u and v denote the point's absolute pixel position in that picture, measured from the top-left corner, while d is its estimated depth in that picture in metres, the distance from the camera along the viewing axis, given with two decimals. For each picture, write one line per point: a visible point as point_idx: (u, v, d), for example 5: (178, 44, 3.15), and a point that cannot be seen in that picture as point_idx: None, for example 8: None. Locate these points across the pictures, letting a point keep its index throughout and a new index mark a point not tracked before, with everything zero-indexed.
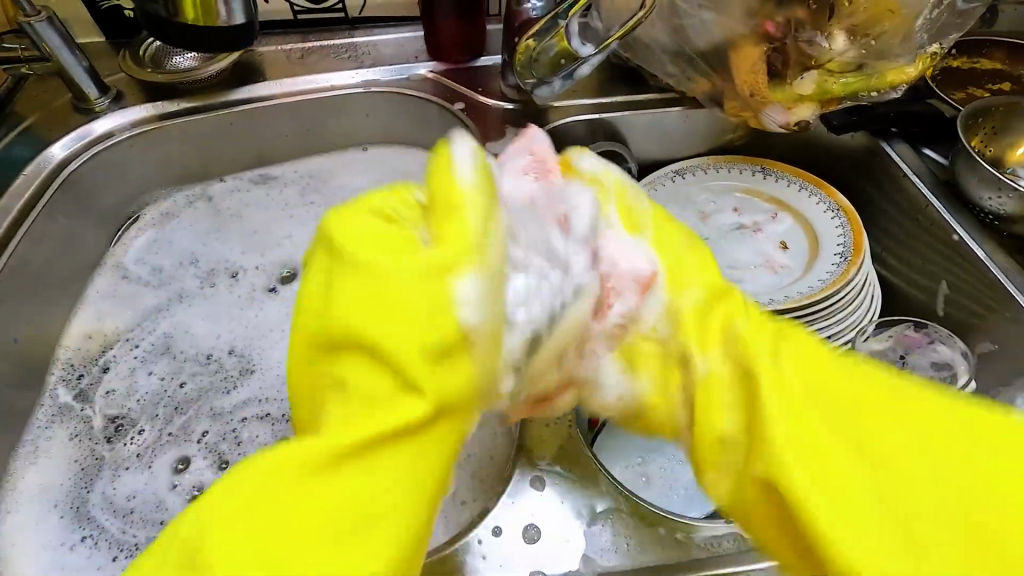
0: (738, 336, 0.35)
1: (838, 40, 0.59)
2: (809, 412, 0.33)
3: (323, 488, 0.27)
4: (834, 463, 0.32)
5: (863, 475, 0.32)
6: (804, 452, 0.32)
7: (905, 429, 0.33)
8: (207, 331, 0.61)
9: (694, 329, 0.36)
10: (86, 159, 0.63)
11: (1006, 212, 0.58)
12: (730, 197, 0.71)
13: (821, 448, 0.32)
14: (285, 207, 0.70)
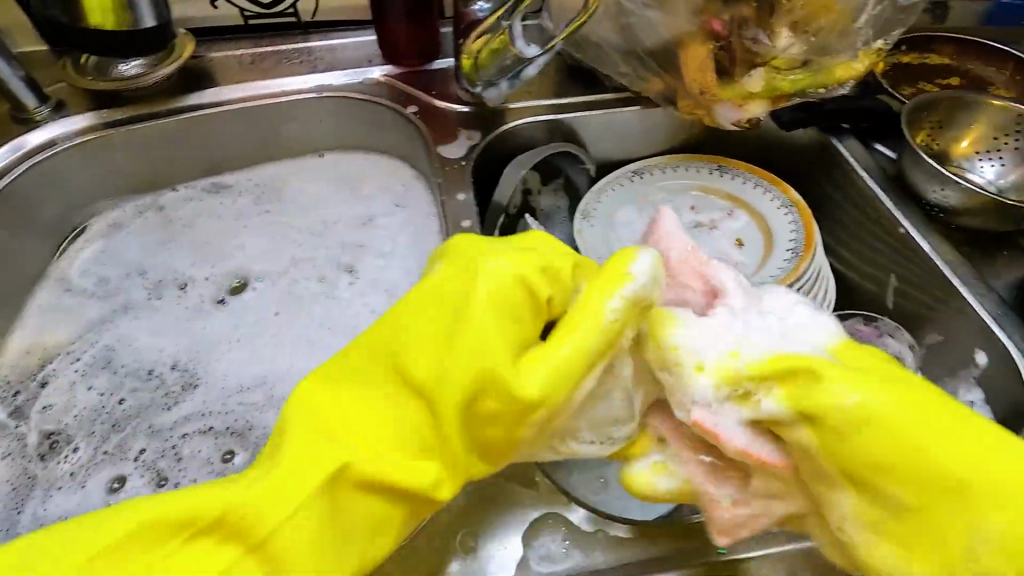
0: (837, 389, 0.33)
1: (781, 37, 0.59)
2: (869, 427, 0.33)
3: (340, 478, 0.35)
4: (886, 448, 0.32)
5: (921, 453, 0.32)
6: (885, 443, 0.32)
7: (958, 424, 0.33)
8: (153, 342, 0.60)
9: (836, 420, 0.33)
10: (24, 169, 0.61)
11: (949, 204, 0.59)
12: (688, 196, 0.71)
13: (868, 453, 0.33)
14: (237, 215, 0.69)
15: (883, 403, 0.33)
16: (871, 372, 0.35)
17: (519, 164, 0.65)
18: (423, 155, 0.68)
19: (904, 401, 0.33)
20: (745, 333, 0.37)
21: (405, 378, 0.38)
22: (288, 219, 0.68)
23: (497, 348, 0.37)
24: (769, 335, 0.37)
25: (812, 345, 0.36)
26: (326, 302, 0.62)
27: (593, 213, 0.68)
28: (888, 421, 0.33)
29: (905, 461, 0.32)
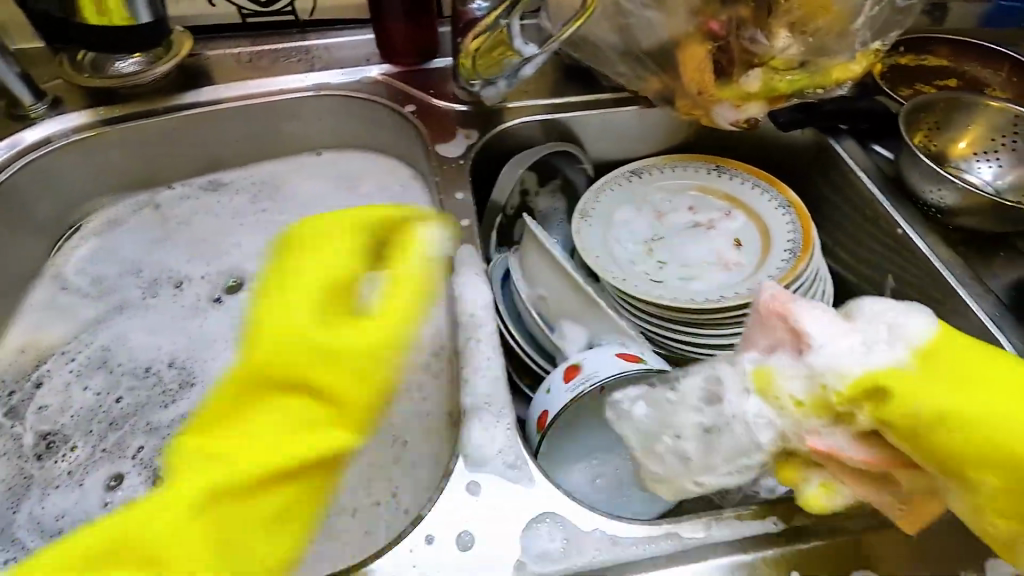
0: (931, 399, 0.33)
1: (779, 38, 0.60)
2: (965, 426, 0.33)
3: (191, 481, 0.42)
4: (986, 443, 0.33)
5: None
6: (981, 437, 0.33)
7: None
8: (149, 341, 0.59)
9: (931, 421, 0.33)
10: (19, 167, 0.60)
11: (947, 204, 0.59)
12: (685, 196, 0.71)
13: (969, 451, 0.33)
14: (235, 213, 0.69)
15: (975, 408, 0.33)
16: (958, 371, 0.34)
17: (518, 163, 0.65)
18: (421, 154, 0.68)
19: (984, 394, 0.34)
20: (846, 356, 0.35)
21: (269, 381, 0.45)
22: (285, 217, 0.68)
23: (335, 361, 0.45)
24: (859, 352, 0.35)
25: (890, 355, 0.35)
26: None
27: (591, 213, 0.68)
28: (980, 423, 0.33)
29: (1016, 463, 0.32)
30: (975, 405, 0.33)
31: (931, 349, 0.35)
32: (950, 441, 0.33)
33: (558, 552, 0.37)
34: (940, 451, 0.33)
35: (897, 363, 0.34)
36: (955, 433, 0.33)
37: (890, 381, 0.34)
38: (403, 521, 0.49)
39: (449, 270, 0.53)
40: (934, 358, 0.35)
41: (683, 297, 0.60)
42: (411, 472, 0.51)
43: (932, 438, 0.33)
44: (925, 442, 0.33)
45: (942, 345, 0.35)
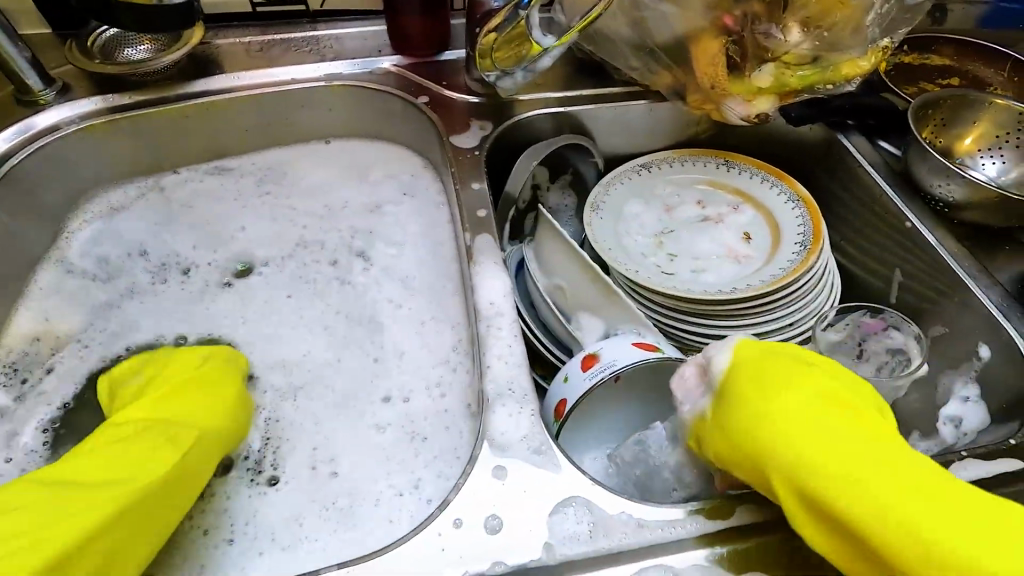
0: (725, 421, 0.40)
1: (792, 33, 0.60)
2: (753, 450, 0.38)
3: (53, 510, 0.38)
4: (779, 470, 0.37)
5: (812, 476, 0.35)
6: (772, 467, 0.37)
7: (856, 442, 0.36)
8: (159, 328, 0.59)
9: (731, 442, 0.39)
10: (29, 152, 0.60)
11: (954, 199, 0.60)
12: (694, 191, 0.72)
13: (762, 478, 0.38)
14: (246, 201, 0.68)
15: (776, 442, 0.37)
16: (747, 400, 0.39)
17: (533, 155, 0.65)
18: (434, 146, 0.68)
19: (786, 426, 0.37)
20: (690, 401, 0.43)
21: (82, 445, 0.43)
22: (295, 206, 0.68)
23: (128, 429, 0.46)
24: (697, 396, 0.43)
25: (704, 394, 0.42)
26: (338, 286, 0.62)
27: (602, 205, 0.68)
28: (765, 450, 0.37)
29: (793, 493, 0.36)
30: (771, 433, 0.37)
31: (747, 379, 0.40)
32: (747, 467, 0.38)
33: (584, 535, 0.38)
34: (745, 472, 0.39)
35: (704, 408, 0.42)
36: (746, 458, 0.38)
37: (709, 416, 0.41)
38: (428, 511, 0.47)
39: (467, 259, 0.53)
40: (745, 386, 0.40)
41: (695, 289, 0.61)
42: (434, 463, 0.50)
43: (732, 461, 0.39)
44: (731, 463, 0.39)
45: (743, 376, 0.40)
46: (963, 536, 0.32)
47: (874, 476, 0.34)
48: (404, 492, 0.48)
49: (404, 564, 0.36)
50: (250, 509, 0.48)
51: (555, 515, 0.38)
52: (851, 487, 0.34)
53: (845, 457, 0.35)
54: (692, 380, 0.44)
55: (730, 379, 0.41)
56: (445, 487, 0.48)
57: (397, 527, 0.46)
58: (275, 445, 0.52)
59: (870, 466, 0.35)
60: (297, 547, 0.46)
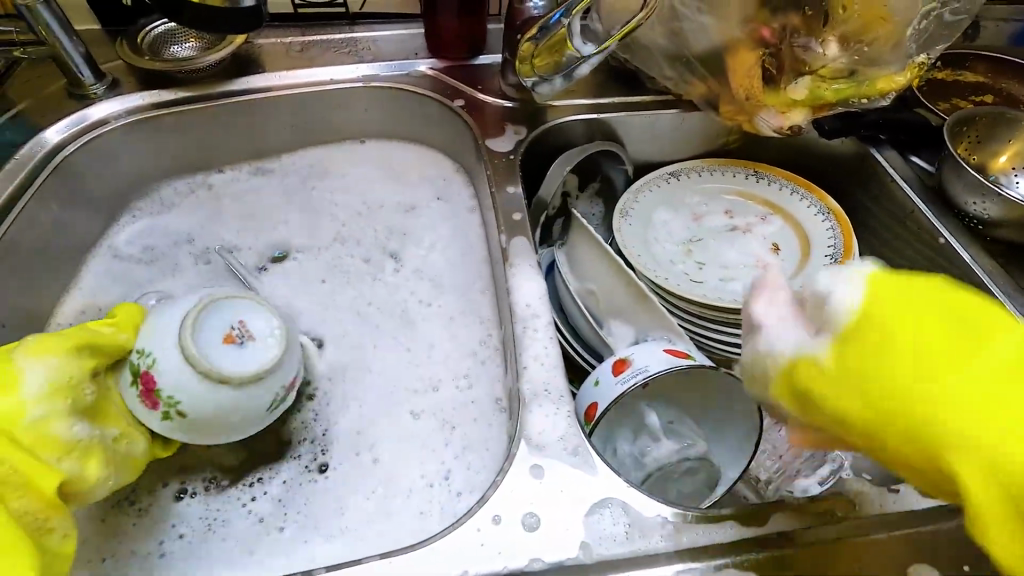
0: (856, 371, 0.33)
1: (830, 47, 0.61)
2: (899, 400, 0.32)
3: None
4: (945, 426, 0.30)
5: (978, 433, 0.30)
6: (923, 421, 0.31)
7: (1021, 382, 0.30)
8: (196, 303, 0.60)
9: (859, 388, 0.33)
10: (81, 144, 0.62)
11: (989, 216, 0.61)
12: (722, 200, 0.72)
13: (911, 432, 0.31)
14: (284, 196, 0.70)
15: (924, 390, 0.31)
16: (877, 349, 0.32)
17: (565, 161, 0.66)
18: (469, 148, 0.69)
19: (933, 369, 0.31)
20: (790, 331, 0.36)
21: None
22: (331, 202, 0.69)
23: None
24: (802, 331, 0.36)
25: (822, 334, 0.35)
26: (371, 282, 0.63)
27: (630, 212, 0.69)
28: (915, 399, 0.31)
29: (962, 463, 0.30)
30: (918, 382, 0.31)
31: (876, 305, 0.33)
32: (883, 419, 0.32)
33: (621, 536, 0.38)
34: (880, 427, 0.33)
35: (812, 346, 0.35)
36: (888, 412, 0.32)
37: (822, 354, 0.34)
38: (460, 503, 0.48)
39: (504, 261, 0.54)
40: (877, 315, 0.33)
41: (725, 298, 0.61)
42: (465, 455, 0.51)
43: (862, 413, 0.33)
44: (862, 414, 0.33)
45: (865, 322, 0.33)
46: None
47: None
48: (435, 483, 0.49)
49: (440, 559, 0.37)
50: (298, 498, 0.50)
51: (590, 516, 0.39)
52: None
53: (963, 408, 0.30)
54: (782, 303, 0.38)
55: (856, 307, 0.34)
56: (477, 481, 0.49)
57: (429, 520, 0.47)
58: (306, 433, 0.53)
59: None
60: (339, 537, 0.47)
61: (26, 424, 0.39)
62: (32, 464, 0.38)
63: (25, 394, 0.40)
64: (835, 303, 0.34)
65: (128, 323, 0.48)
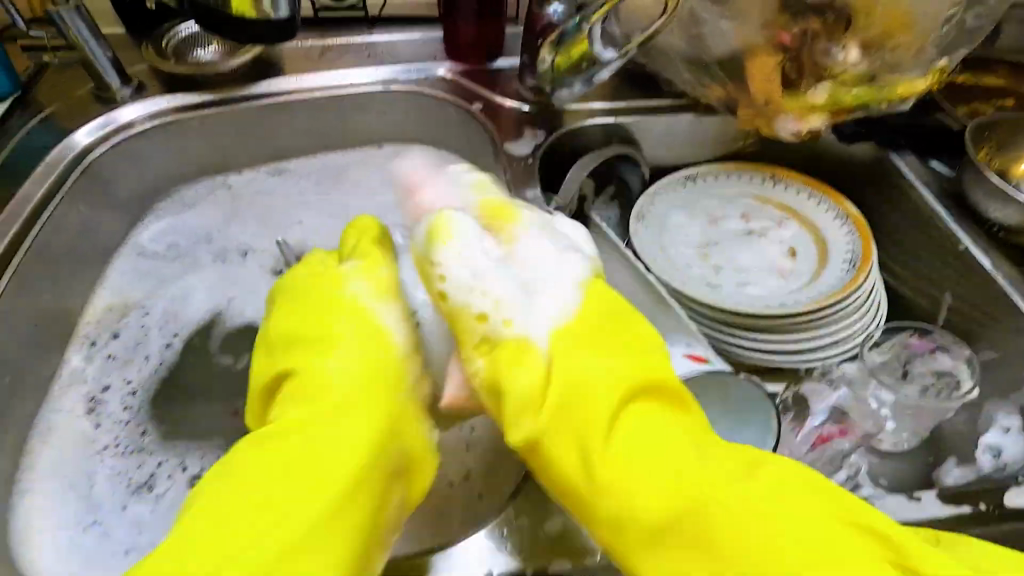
0: (599, 436, 0.36)
1: (852, 53, 0.60)
2: (633, 482, 0.34)
3: (255, 474, 0.36)
4: (652, 497, 0.34)
5: (687, 527, 0.33)
6: (660, 515, 0.33)
7: (745, 499, 0.33)
8: (219, 307, 0.63)
9: (571, 424, 0.37)
10: (108, 146, 0.63)
11: (1010, 223, 0.60)
12: (740, 204, 0.72)
13: (670, 507, 0.33)
14: (304, 198, 0.71)
15: (658, 489, 0.34)
16: (618, 460, 0.35)
17: (583, 166, 0.66)
18: (487, 151, 0.70)
19: (674, 471, 0.34)
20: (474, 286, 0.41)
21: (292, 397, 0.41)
22: (350, 205, 0.71)
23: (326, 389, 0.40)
24: (526, 306, 0.41)
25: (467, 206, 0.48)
26: None
27: (648, 216, 0.69)
28: (642, 497, 0.34)
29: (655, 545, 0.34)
30: (653, 485, 0.34)
31: (574, 327, 0.40)
32: (629, 509, 0.34)
33: None
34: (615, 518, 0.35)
35: (536, 334, 0.40)
36: (647, 500, 0.34)
37: (518, 351, 0.39)
38: (482, 509, 0.45)
39: None
40: (600, 340, 0.40)
41: (743, 303, 0.61)
42: (486, 455, 0.48)
43: (624, 503, 0.34)
44: (600, 511, 0.35)
45: (580, 321, 0.41)
46: (694, 575, 0.32)
47: (769, 532, 0.31)
48: (455, 482, 0.46)
49: None
50: None
51: None
52: (743, 562, 0.31)
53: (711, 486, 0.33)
54: (486, 243, 0.43)
55: (557, 335, 0.40)
56: (496, 484, 0.47)
57: (450, 522, 0.45)
58: None
59: (745, 538, 0.32)
60: None
61: (335, 378, 0.41)
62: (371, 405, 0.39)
63: (342, 344, 0.42)
64: (520, 271, 0.42)
65: (375, 260, 0.48)
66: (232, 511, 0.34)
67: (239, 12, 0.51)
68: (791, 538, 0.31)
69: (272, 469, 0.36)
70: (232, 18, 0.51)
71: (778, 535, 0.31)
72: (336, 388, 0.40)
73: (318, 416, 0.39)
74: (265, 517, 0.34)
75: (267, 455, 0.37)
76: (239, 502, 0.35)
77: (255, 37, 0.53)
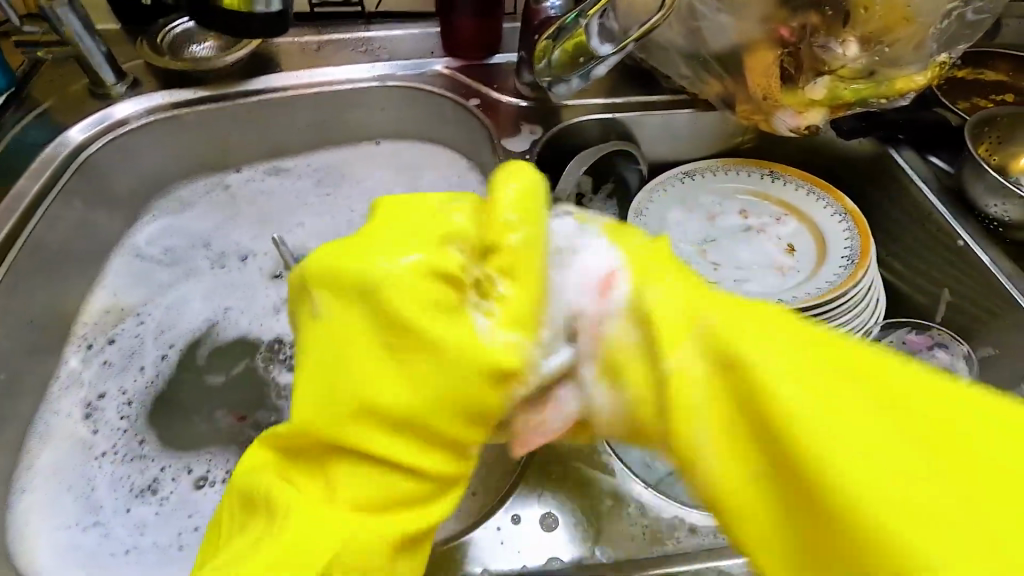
0: (686, 328, 0.29)
1: (851, 47, 0.60)
2: (737, 409, 0.27)
3: (309, 525, 0.31)
4: (737, 422, 0.27)
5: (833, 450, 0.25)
6: (753, 421, 0.27)
7: (906, 438, 0.25)
8: (216, 315, 0.62)
9: (670, 360, 0.29)
10: (103, 143, 0.63)
11: (1009, 219, 0.60)
12: (737, 200, 0.72)
13: (748, 444, 0.27)
14: (301, 196, 0.71)
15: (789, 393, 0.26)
16: (741, 363, 0.28)
17: (581, 162, 0.66)
18: (484, 147, 0.70)
19: (817, 381, 0.27)
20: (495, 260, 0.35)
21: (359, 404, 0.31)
22: (349, 203, 0.71)
23: (381, 365, 0.31)
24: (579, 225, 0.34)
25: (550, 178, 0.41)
26: None
27: (645, 212, 0.69)
28: (741, 411, 0.27)
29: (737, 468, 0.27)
30: (788, 387, 0.26)
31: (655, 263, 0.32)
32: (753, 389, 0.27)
33: (641, 537, 0.39)
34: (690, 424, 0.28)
35: (612, 243, 0.33)
36: (745, 414, 0.27)
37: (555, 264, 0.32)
38: (473, 504, 0.46)
39: None
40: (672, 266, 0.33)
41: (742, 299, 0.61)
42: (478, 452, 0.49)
43: (736, 394, 0.28)
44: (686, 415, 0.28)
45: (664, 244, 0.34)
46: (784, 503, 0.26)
47: (928, 483, 0.24)
48: None
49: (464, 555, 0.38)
50: None
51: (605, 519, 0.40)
52: (841, 469, 0.25)
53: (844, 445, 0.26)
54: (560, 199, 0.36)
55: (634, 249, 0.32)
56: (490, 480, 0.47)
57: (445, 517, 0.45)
58: None
59: (871, 482, 0.24)
60: None
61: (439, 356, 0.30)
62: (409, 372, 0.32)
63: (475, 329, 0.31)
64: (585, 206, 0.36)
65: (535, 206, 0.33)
66: (291, 526, 0.31)
67: (234, 8, 0.51)
68: (910, 478, 0.24)
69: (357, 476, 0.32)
70: (227, 13, 0.51)
71: (907, 476, 0.24)
72: (446, 373, 0.30)
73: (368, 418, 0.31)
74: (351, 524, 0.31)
75: (305, 503, 0.31)
76: (300, 522, 0.31)
77: (249, 32, 0.53)
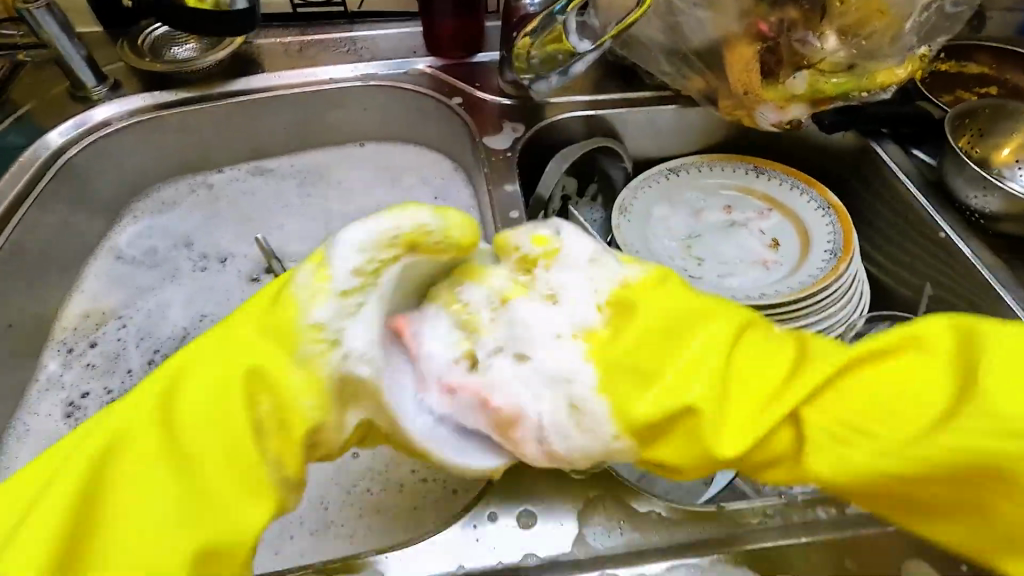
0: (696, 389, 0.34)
1: (829, 40, 0.60)
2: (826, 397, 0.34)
3: (196, 414, 0.34)
4: (882, 423, 0.32)
5: (859, 444, 0.32)
6: (852, 410, 0.33)
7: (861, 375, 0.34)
8: (191, 324, 0.61)
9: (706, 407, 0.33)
10: (83, 145, 0.63)
11: (990, 211, 0.60)
12: (723, 196, 0.72)
13: (874, 409, 0.33)
14: (283, 196, 0.71)
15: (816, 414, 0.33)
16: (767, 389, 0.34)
17: (564, 157, 0.66)
18: (466, 145, 0.70)
19: (877, 400, 0.33)
20: (338, 323, 0.35)
21: (254, 370, 0.34)
22: (331, 203, 0.70)
23: (261, 354, 0.35)
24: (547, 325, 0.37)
25: (581, 329, 0.37)
26: None
27: (631, 209, 0.68)
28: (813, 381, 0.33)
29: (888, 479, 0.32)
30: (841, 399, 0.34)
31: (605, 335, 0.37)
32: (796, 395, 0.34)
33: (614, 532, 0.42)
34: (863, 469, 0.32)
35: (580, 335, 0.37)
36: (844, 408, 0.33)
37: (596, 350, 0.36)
38: (455, 502, 0.47)
39: None
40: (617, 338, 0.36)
41: (723, 295, 0.61)
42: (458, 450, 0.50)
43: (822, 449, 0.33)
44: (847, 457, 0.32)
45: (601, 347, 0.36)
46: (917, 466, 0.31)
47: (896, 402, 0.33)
48: (427, 479, 0.48)
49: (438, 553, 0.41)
50: None
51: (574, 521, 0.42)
52: (865, 454, 0.32)
53: (896, 374, 0.33)
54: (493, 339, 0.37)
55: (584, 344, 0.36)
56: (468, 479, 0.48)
57: (424, 515, 0.47)
58: None
59: (882, 403, 0.33)
60: (324, 533, 0.46)
61: (297, 366, 0.34)
62: (291, 415, 0.34)
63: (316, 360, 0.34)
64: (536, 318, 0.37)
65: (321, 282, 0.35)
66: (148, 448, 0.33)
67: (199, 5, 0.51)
68: (884, 402, 0.33)
69: (206, 411, 0.34)
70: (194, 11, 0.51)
71: (881, 379, 0.33)
72: (252, 376, 0.34)
73: (234, 380, 0.34)
74: (163, 467, 0.32)
75: (188, 420, 0.34)
76: (153, 430, 0.33)
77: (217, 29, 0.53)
